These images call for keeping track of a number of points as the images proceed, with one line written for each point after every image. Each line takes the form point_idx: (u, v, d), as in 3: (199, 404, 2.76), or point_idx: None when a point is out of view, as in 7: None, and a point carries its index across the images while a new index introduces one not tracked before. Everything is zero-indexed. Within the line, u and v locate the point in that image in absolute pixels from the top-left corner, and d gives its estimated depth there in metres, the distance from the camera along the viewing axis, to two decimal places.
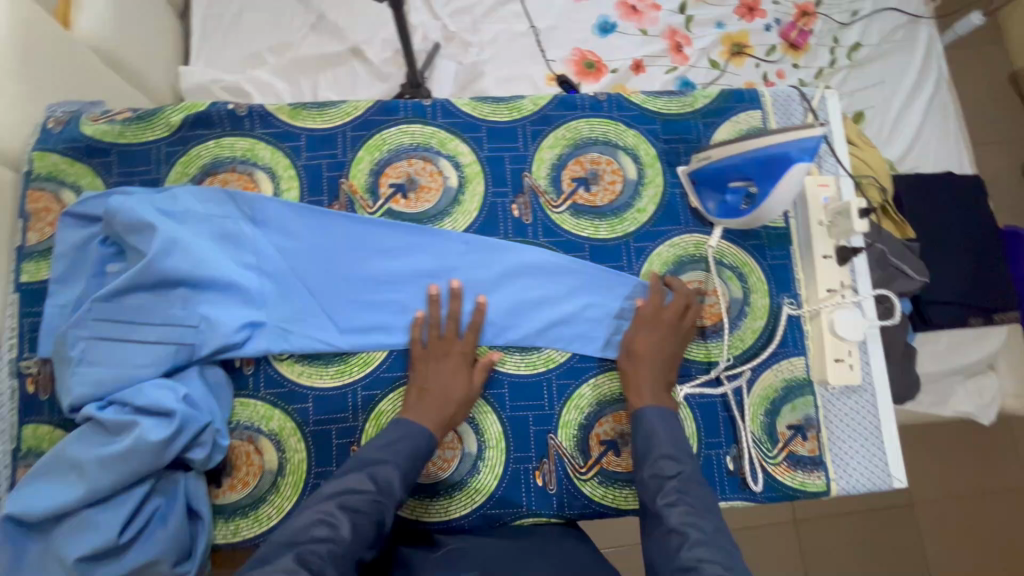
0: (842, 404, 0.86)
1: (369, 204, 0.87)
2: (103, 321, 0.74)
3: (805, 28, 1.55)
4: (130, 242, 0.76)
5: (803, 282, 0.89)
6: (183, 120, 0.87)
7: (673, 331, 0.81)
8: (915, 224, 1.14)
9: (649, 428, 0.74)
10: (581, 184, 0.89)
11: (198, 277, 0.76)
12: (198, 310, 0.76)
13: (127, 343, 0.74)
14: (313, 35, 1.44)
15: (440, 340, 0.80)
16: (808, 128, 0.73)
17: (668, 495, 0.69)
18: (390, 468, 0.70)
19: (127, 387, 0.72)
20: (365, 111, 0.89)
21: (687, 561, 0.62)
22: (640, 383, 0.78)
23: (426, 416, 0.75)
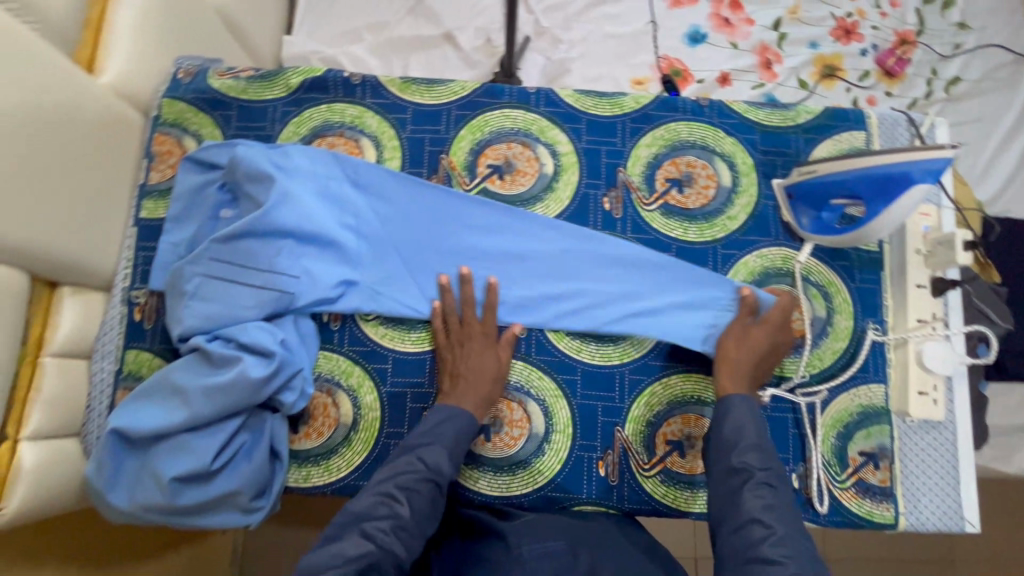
0: (918, 439, 0.84)
1: (465, 181, 0.90)
2: (219, 262, 0.78)
3: (903, 57, 1.51)
4: (246, 189, 0.82)
5: (892, 309, 0.86)
6: (301, 83, 0.92)
7: (775, 334, 0.80)
8: (1007, 267, 1.10)
9: (740, 417, 0.74)
10: (675, 185, 0.90)
11: (305, 232, 0.81)
12: (302, 262, 0.81)
13: (235, 285, 0.78)
14: (409, 18, 1.49)
15: (458, 329, 0.82)
16: (931, 150, 0.71)
17: (755, 487, 0.68)
18: (438, 449, 0.72)
19: (232, 324, 0.77)
20: (471, 92, 0.92)
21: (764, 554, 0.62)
22: (738, 373, 0.78)
23: (469, 396, 0.78)
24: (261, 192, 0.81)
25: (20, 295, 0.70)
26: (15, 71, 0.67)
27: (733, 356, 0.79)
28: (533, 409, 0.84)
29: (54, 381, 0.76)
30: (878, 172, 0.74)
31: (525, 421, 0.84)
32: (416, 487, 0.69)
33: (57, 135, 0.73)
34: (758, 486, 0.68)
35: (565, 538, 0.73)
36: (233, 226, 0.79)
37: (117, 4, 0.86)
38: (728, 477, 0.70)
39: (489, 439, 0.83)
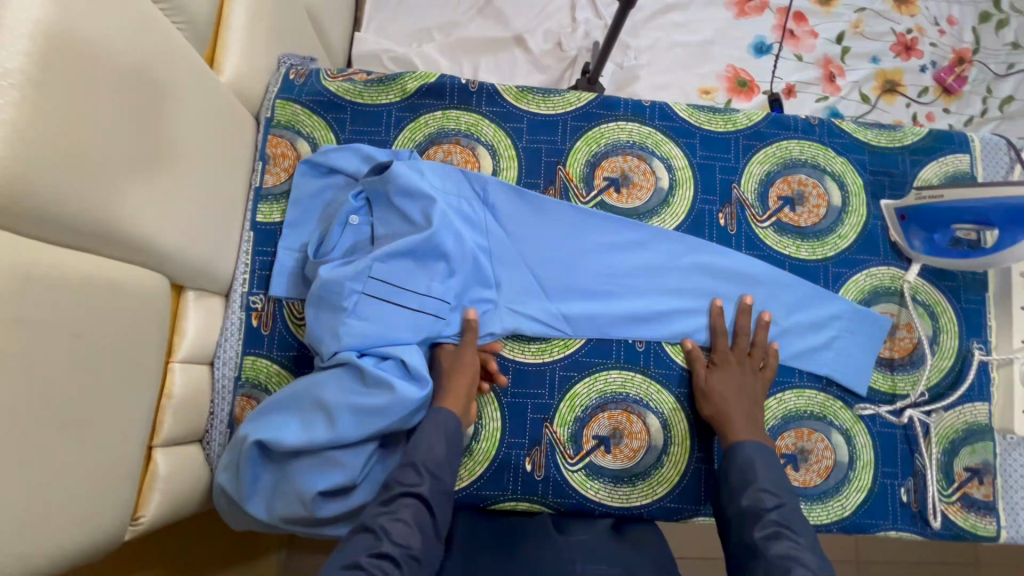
0: (1019, 455, 0.87)
1: (582, 194, 0.90)
2: (381, 281, 0.77)
3: (962, 74, 1.54)
4: (391, 202, 0.81)
5: (995, 329, 0.89)
6: (418, 88, 0.91)
7: (740, 369, 0.83)
8: None
9: (747, 459, 0.75)
10: (788, 203, 0.91)
11: (455, 254, 0.81)
12: (452, 287, 0.81)
13: (391, 306, 0.77)
14: (478, 19, 1.47)
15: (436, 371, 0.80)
16: None
17: (766, 528, 0.68)
18: (412, 461, 0.68)
19: (386, 344, 0.76)
20: (587, 103, 0.92)
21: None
22: (736, 421, 0.78)
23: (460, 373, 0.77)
24: (417, 210, 0.80)
25: (162, 301, 0.69)
26: (166, 68, 0.65)
27: (721, 410, 0.80)
28: (653, 422, 0.85)
29: (188, 388, 0.75)
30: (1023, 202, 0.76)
31: (644, 434, 0.85)
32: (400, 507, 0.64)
33: (190, 135, 0.71)
34: (769, 525, 0.68)
35: (619, 564, 0.69)
36: (393, 244, 0.77)
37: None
38: (745, 520, 0.70)
39: (610, 451, 0.84)
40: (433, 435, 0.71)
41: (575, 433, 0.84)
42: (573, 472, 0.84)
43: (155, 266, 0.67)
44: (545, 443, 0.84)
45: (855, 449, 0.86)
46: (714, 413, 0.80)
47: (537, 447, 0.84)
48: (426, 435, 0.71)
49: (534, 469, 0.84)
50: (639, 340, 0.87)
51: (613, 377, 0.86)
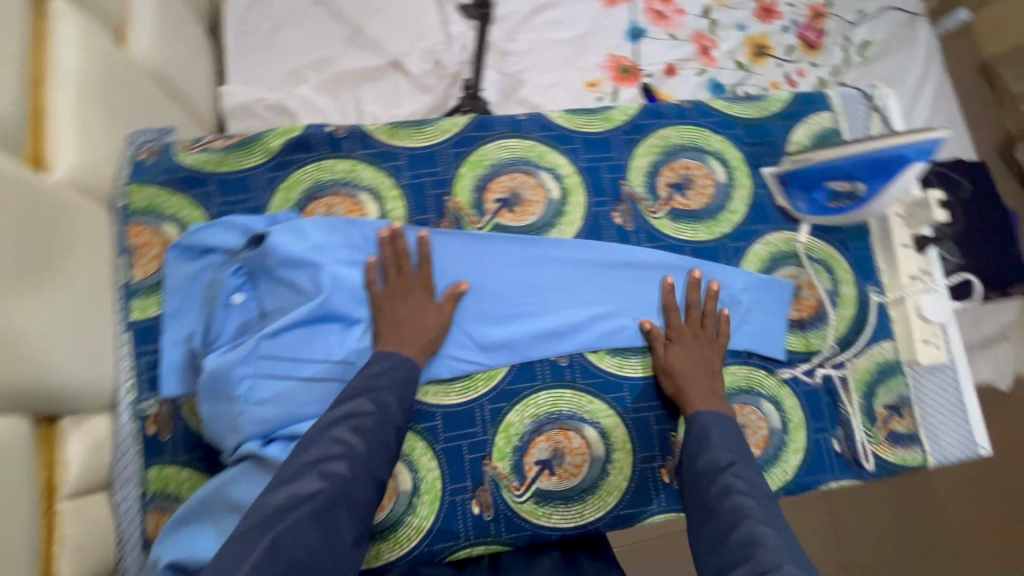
0: (928, 382, 0.93)
1: (476, 220, 0.88)
2: (270, 358, 0.71)
3: (819, 28, 1.64)
4: (277, 275, 0.76)
5: (884, 270, 0.95)
6: (282, 145, 0.86)
7: (699, 341, 0.85)
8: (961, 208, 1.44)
9: (704, 430, 0.77)
10: (677, 189, 0.93)
11: (352, 312, 0.78)
12: (354, 346, 0.77)
13: (291, 381, 0.72)
14: (350, 50, 1.43)
15: (398, 279, 0.81)
16: (929, 131, 0.78)
17: (722, 484, 0.70)
18: (366, 399, 0.70)
19: (294, 424, 0.71)
20: (462, 127, 0.90)
21: (733, 535, 0.65)
22: (689, 388, 0.82)
23: (408, 344, 0.77)
24: (303, 277, 0.76)
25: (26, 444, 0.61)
26: None
27: (674, 373, 0.83)
28: (591, 433, 0.84)
29: (82, 526, 0.67)
30: (882, 154, 0.81)
31: (585, 447, 0.84)
32: (360, 446, 0.66)
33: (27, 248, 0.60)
34: (728, 480, 0.71)
35: None
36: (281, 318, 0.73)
37: (48, 89, 0.69)
38: (702, 478, 0.73)
39: (554, 473, 0.83)
40: (381, 381, 0.73)
41: (516, 464, 0.83)
42: (522, 503, 0.82)
43: (14, 411, 0.58)
44: (488, 482, 0.82)
45: (785, 412, 0.89)
46: (671, 376, 0.83)
47: (481, 487, 0.82)
48: (374, 381, 0.72)
49: (482, 510, 0.81)
50: (562, 356, 0.86)
51: (543, 399, 0.84)
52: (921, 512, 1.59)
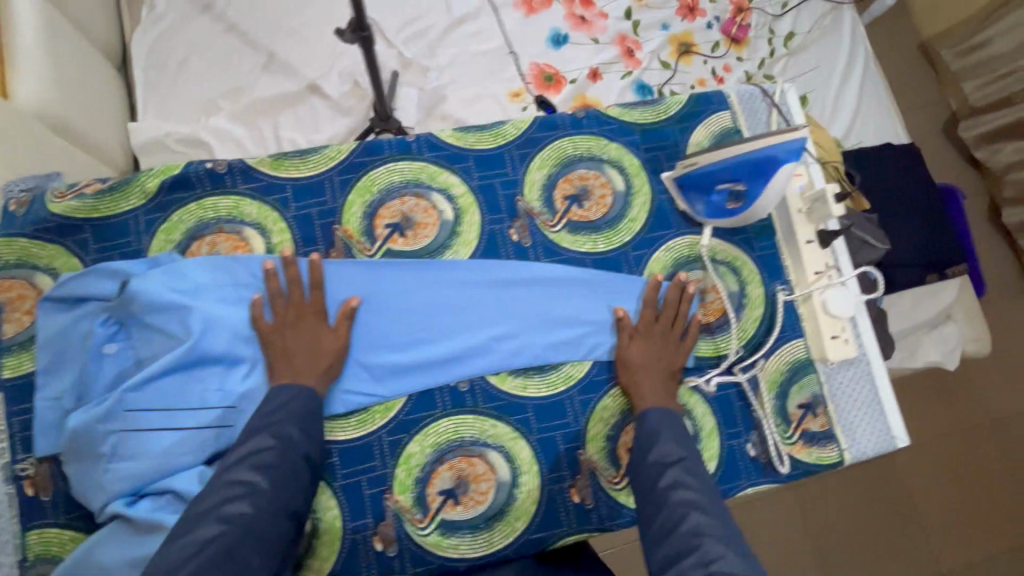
0: (842, 377, 0.92)
1: (367, 247, 0.86)
2: (136, 411, 0.69)
3: (743, 23, 1.64)
4: (148, 321, 0.73)
5: (791, 267, 0.94)
6: (160, 185, 0.83)
7: (657, 340, 0.86)
8: (886, 196, 1.48)
9: (653, 429, 0.78)
10: (574, 201, 0.91)
11: (232, 353, 0.75)
12: (235, 390, 0.74)
13: (162, 433, 0.69)
14: (266, 76, 1.41)
15: (290, 309, 0.79)
16: (790, 132, 0.80)
17: (668, 479, 0.72)
18: (265, 435, 0.70)
19: (165, 478, 0.68)
20: (349, 153, 0.89)
21: (676, 526, 0.66)
22: (641, 388, 0.83)
23: (304, 374, 0.76)
24: (174, 322, 0.73)
25: None
26: None
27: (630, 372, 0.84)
28: (495, 458, 0.82)
29: None
30: (755, 156, 0.81)
31: (491, 473, 0.82)
32: (263, 484, 0.66)
33: None
34: (674, 474, 0.72)
35: None
36: (149, 367, 0.70)
37: None
38: (651, 472, 0.74)
39: (459, 502, 0.81)
40: (281, 415, 0.72)
41: (419, 496, 0.81)
42: (427, 535, 0.80)
43: None
44: (390, 516, 0.80)
45: (696, 421, 0.87)
46: (627, 376, 0.84)
47: (383, 522, 0.80)
48: (273, 416, 0.72)
49: (385, 545, 0.79)
50: (462, 380, 0.84)
51: (444, 426, 0.82)
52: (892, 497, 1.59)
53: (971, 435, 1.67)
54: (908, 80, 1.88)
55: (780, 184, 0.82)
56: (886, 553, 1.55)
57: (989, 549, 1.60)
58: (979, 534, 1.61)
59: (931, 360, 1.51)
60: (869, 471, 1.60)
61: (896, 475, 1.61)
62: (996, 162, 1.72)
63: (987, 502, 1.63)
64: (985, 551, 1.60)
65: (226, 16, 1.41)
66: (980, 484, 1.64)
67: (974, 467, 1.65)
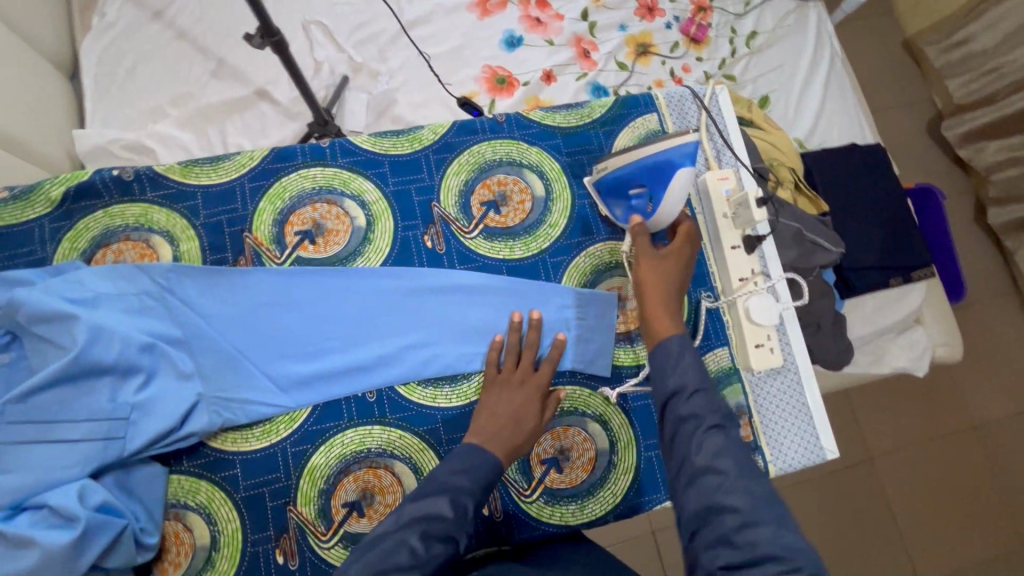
0: (769, 386, 0.89)
1: (276, 255, 0.85)
2: (21, 423, 0.69)
3: (703, 23, 1.60)
4: (37, 333, 0.72)
5: (718, 274, 0.92)
6: (65, 193, 0.83)
7: (686, 262, 0.83)
8: (849, 195, 1.44)
9: (677, 352, 0.72)
10: (491, 207, 0.90)
11: (126, 363, 0.75)
12: (128, 400, 0.74)
13: (48, 445, 0.69)
14: (215, 82, 1.40)
15: (515, 369, 0.81)
16: (681, 135, 0.80)
17: (690, 405, 0.67)
18: (446, 501, 0.65)
19: (46, 491, 0.67)
20: (261, 160, 0.88)
21: (696, 447, 0.63)
22: (654, 296, 0.79)
23: (493, 443, 0.74)
24: (61, 333, 0.72)
25: None
26: None
27: (645, 277, 0.81)
28: (402, 469, 0.81)
29: None
30: (659, 157, 0.81)
31: (397, 485, 0.80)
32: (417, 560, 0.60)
33: None
34: (692, 395, 0.67)
35: None
36: (33, 378, 0.70)
37: None
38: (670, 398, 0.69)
39: (364, 514, 0.79)
40: (462, 482, 0.68)
41: (322, 508, 0.79)
42: (329, 548, 0.78)
43: None
44: (292, 528, 0.78)
45: (613, 432, 0.85)
46: (644, 278, 0.81)
47: (285, 535, 0.78)
48: (454, 479, 0.68)
49: (287, 559, 0.77)
50: (369, 391, 0.82)
51: (349, 438, 0.81)
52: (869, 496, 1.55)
53: (950, 442, 1.62)
54: (890, 72, 1.83)
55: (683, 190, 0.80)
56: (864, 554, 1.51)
57: (971, 561, 1.54)
58: (962, 539, 1.55)
59: (897, 366, 1.43)
60: (843, 477, 1.56)
61: (873, 481, 1.57)
62: (980, 162, 1.67)
63: (969, 506, 1.58)
64: (971, 557, 1.54)
65: (175, 23, 1.41)
66: (960, 494, 1.59)
67: (954, 476, 1.60)
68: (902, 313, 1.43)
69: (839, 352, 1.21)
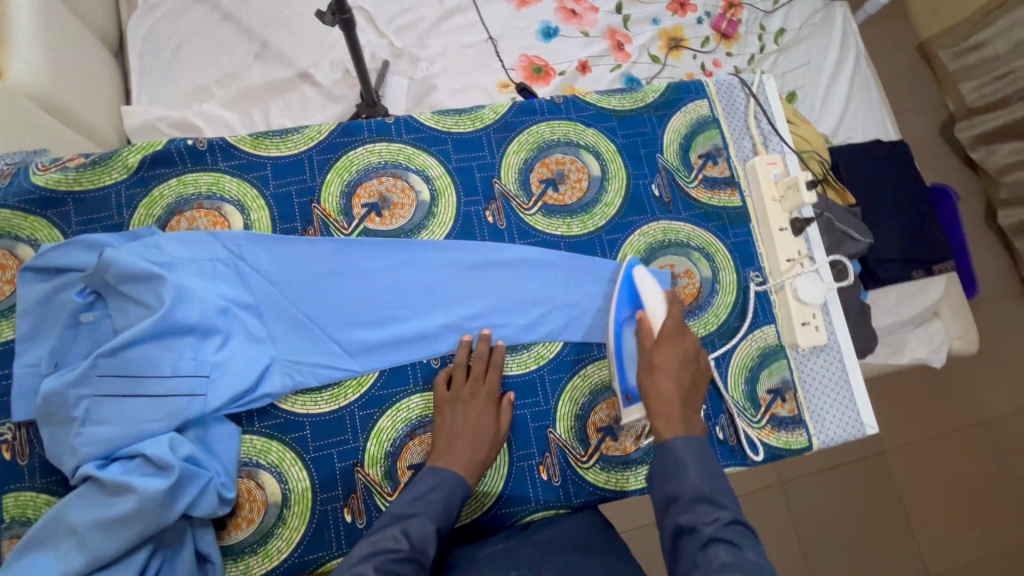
0: (813, 363, 0.93)
1: (343, 225, 0.88)
2: (110, 377, 0.72)
3: (734, 19, 1.64)
4: (124, 291, 0.75)
5: (765, 255, 0.95)
6: (141, 160, 0.85)
7: (684, 349, 0.79)
8: (875, 190, 1.47)
9: (677, 458, 0.72)
10: (550, 185, 0.93)
11: (205, 324, 0.77)
12: (209, 359, 0.76)
13: (137, 399, 0.72)
14: (258, 64, 1.42)
15: (466, 381, 0.82)
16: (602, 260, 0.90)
17: (690, 512, 0.68)
18: (396, 532, 0.68)
19: (137, 443, 0.70)
20: (329, 134, 0.90)
21: (697, 560, 0.63)
22: (667, 402, 0.76)
23: (457, 460, 0.77)
24: (148, 293, 0.75)
25: None
26: None
27: (652, 390, 0.77)
28: None
29: None
30: (624, 282, 0.85)
31: None
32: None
33: None
34: (692, 505, 0.69)
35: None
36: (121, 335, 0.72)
37: None
38: (671, 504, 0.70)
39: None
40: (415, 509, 0.71)
41: (388, 470, 0.82)
42: None
43: None
44: (360, 489, 0.81)
45: None
46: (652, 385, 0.77)
47: (353, 494, 0.80)
48: (407, 509, 0.71)
49: (355, 517, 0.80)
50: (434, 358, 0.85)
51: (415, 402, 0.84)
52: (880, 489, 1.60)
53: (961, 436, 1.67)
54: (910, 73, 1.87)
55: (653, 298, 0.81)
56: (873, 545, 1.55)
57: (979, 552, 1.59)
58: (968, 531, 1.60)
59: (916, 357, 1.47)
60: (856, 468, 1.60)
61: (884, 473, 1.61)
62: (993, 164, 1.71)
63: (977, 501, 1.63)
64: (979, 549, 1.59)
65: (220, 4, 1.42)
66: (969, 486, 1.64)
67: (963, 469, 1.65)
68: (920, 308, 1.48)
69: (864, 341, 1.24)
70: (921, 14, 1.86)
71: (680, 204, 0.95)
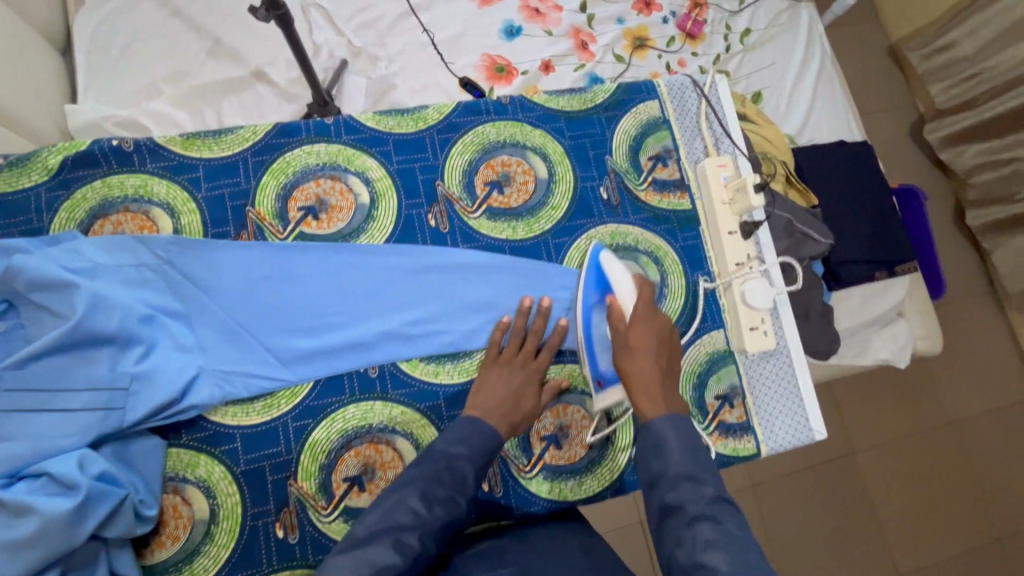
0: (761, 368, 0.92)
1: (279, 230, 0.85)
2: (19, 390, 0.69)
3: (699, 19, 1.62)
4: (36, 300, 0.72)
5: (714, 259, 0.94)
6: (62, 162, 0.82)
7: (656, 330, 0.78)
8: (838, 191, 1.47)
9: (659, 438, 0.68)
10: (495, 187, 0.90)
11: (126, 334, 0.74)
12: (128, 370, 0.73)
13: (49, 414, 0.70)
14: (211, 61, 1.38)
15: (516, 352, 0.83)
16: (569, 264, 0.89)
17: (675, 490, 0.63)
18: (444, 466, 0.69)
19: (46, 460, 0.67)
20: (264, 134, 0.87)
21: (685, 539, 0.59)
22: (642, 378, 0.74)
23: (492, 416, 0.76)
24: (61, 302, 0.72)
25: None
26: None
27: (626, 369, 0.76)
28: (402, 446, 0.81)
29: None
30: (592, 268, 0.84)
31: (397, 460, 0.81)
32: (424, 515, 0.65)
33: None
34: (676, 483, 0.64)
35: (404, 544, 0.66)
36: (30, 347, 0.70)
37: None
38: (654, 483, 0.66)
39: (364, 489, 0.80)
40: (461, 450, 0.72)
41: (323, 483, 0.79)
42: (329, 522, 0.78)
43: None
44: (293, 503, 0.78)
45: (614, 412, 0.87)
46: (627, 364, 0.76)
47: (286, 509, 0.78)
48: (454, 448, 0.71)
49: (287, 533, 0.77)
50: (372, 366, 0.83)
51: (352, 413, 0.81)
52: (848, 491, 1.59)
53: (926, 436, 1.67)
54: (878, 74, 1.88)
55: (625, 282, 0.82)
56: (840, 546, 1.55)
57: (945, 549, 1.60)
58: (934, 531, 1.61)
59: (880, 358, 1.47)
60: (824, 470, 1.59)
61: (851, 476, 1.60)
62: (959, 165, 1.71)
63: (942, 500, 1.63)
64: (945, 548, 1.60)
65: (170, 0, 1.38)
66: (934, 485, 1.64)
67: (928, 468, 1.65)
68: (883, 309, 1.48)
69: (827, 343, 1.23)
70: (888, 16, 1.87)
71: (628, 207, 0.93)
